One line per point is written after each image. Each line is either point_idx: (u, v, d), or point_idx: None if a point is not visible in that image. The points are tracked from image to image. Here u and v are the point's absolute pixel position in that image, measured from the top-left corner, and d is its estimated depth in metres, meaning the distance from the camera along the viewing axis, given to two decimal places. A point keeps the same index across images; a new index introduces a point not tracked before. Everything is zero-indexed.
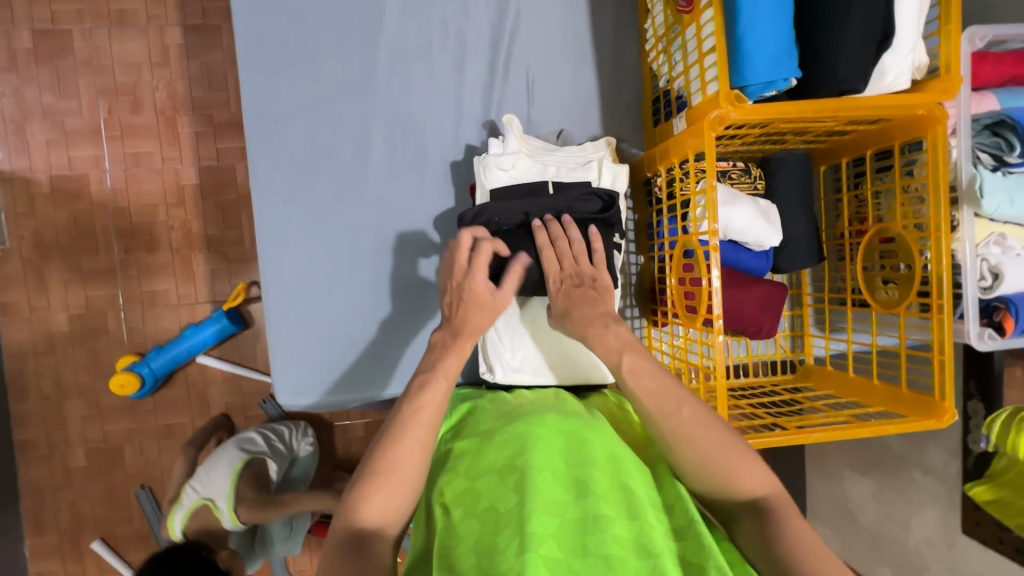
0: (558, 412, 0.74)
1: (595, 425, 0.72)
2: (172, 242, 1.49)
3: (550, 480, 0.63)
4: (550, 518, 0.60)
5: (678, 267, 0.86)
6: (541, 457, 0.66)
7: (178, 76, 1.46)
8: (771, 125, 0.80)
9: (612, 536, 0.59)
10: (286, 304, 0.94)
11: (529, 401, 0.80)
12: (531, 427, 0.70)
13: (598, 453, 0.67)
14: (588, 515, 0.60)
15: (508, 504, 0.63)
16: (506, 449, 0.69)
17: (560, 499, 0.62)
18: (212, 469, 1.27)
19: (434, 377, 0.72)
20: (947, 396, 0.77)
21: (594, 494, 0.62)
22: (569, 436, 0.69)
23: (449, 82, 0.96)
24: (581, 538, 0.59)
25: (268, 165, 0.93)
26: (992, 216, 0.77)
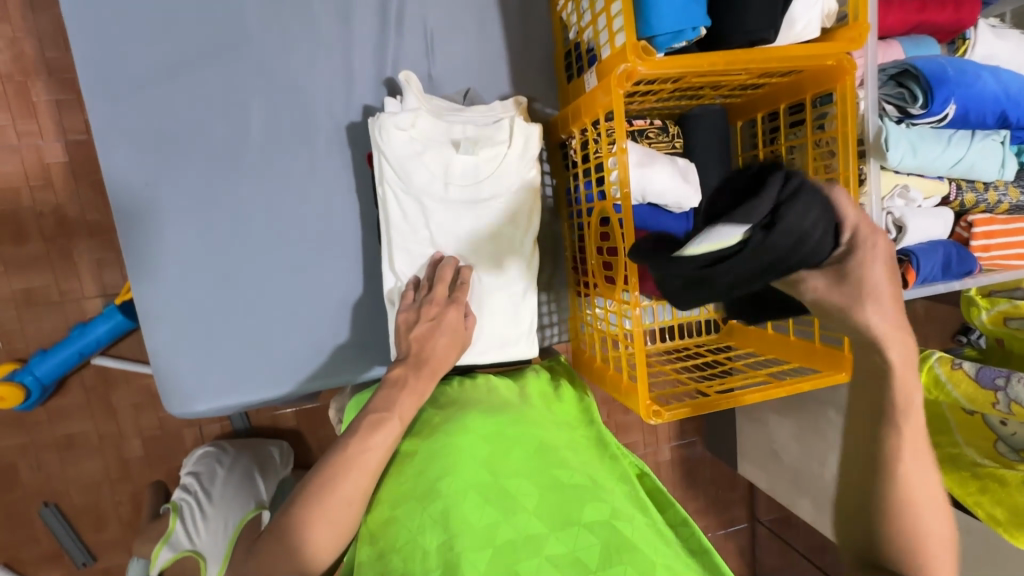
0: (484, 411, 0.71)
1: (529, 424, 0.72)
2: (44, 230, 1.27)
3: (475, 502, 0.60)
4: (479, 549, 0.57)
5: (595, 234, 0.81)
6: (465, 479, 0.62)
7: (24, 32, 1.21)
8: (683, 80, 0.75)
9: (545, 556, 0.57)
10: (165, 304, 0.83)
11: (460, 394, 0.77)
12: (450, 437, 0.67)
13: (522, 456, 0.66)
14: (519, 537, 0.58)
15: (434, 542, 0.58)
16: (429, 471, 0.64)
17: (488, 523, 0.59)
18: (215, 515, 1.13)
19: (386, 417, 0.68)
20: (855, 348, 0.79)
21: (521, 511, 0.60)
22: (497, 444, 0.67)
23: (336, 36, 0.84)
24: (512, 564, 0.56)
25: (124, 141, 0.79)
26: (896, 168, 0.77)
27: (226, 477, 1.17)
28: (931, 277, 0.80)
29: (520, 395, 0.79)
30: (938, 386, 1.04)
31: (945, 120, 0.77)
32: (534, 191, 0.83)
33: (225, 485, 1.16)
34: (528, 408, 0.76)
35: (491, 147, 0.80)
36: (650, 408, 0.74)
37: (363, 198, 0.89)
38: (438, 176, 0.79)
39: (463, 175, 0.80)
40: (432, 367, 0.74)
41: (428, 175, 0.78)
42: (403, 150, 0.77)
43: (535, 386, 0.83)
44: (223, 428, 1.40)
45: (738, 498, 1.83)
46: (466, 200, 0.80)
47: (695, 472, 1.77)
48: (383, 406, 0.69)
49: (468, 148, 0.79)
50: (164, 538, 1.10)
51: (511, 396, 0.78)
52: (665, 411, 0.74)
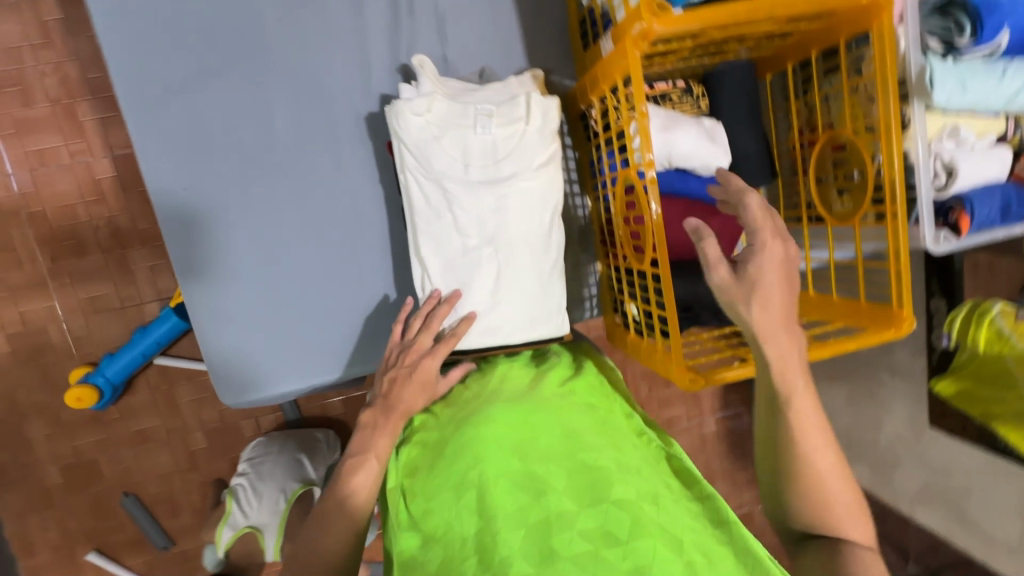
0: (507, 400, 0.70)
1: (552, 411, 0.69)
2: (102, 242, 1.36)
3: (505, 488, 0.61)
4: (514, 529, 0.58)
5: (621, 204, 0.80)
6: (493, 468, 0.62)
7: (67, 56, 1.29)
8: (703, 35, 0.72)
9: (579, 531, 0.57)
10: (211, 301, 0.87)
11: (491, 387, 0.75)
12: (474, 426, 0.66)
13: (550, 440, 0.66)
14: (552, 515, 0.59)
15: (471, 528, 0.60)
16: (457, 461, 0.64)
17: (520, 506, 0.60)
18: (266, 494, 1.22)
19: (365, 458, 0.71)
20: (905, 304, 0.75)
21: (551, 491, 0.60)
22: (523, 430, 0.66)
23: (349, 26, 0.85)
24: (547, 544, 0.57)
25: (160, 150, 0.82)
26: (944, 108, 0.71)
27: (274, 460, 1.25)
28: (990, 221, 0.74)
29: (533, 376, 0.77)
30: (1000, 339, 1.01)
31: (998, 50, 0.71)
32: (555, 165, 0.82)
33: (273, 469, 1.24)
34: (546, 390, 0.73)
35: (509, 124, 0.80)
36: (687, 375, 0.72)
37: (388, 187, 0.90)
38: (458, 160, 0.79)
39: (482, 156, 0.80)
40: (403, 411, 0.73)
41: (448, 159, 0.79)
42: (422, 135, 0.78)
43: (554, 371, 0.78)
44: (278, 419, 1.47)
45: None
46: (487, 180, 0.80)
47: (743, 444, 1.74)
48: (358, 448, 0.72)
49: (485, 128, 0.79)
50: (225, 518, 1.21)
51: (532, 383, 0.75)
52: (701, 377, 0.73)
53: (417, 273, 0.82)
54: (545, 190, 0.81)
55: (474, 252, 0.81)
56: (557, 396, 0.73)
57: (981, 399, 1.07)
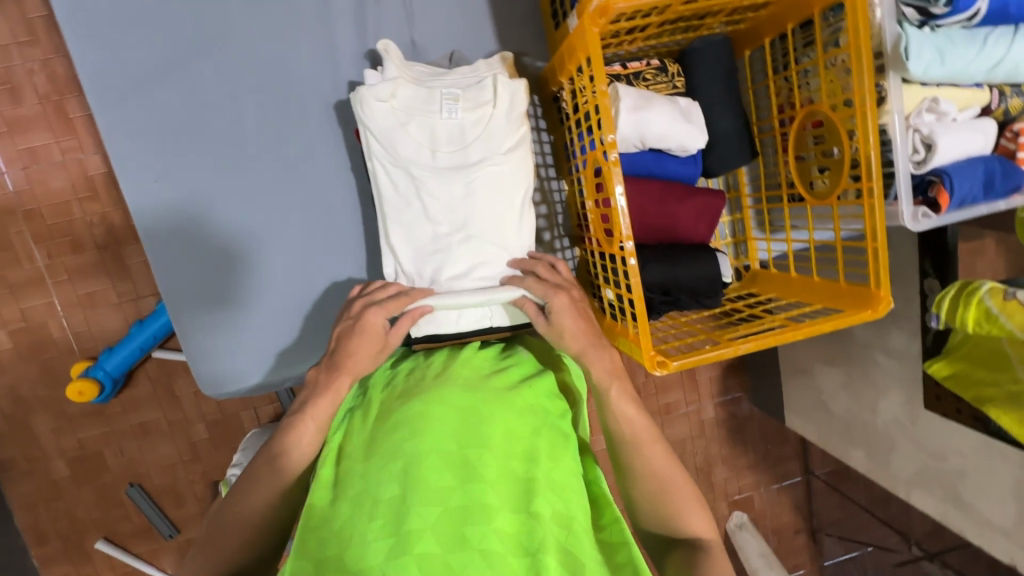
0: (461, 386, 0.68)
1: (505, 405, 0.66)
2: (96, 238, 1.38)
3: (435, 465, 0.59)
4: (431, 508, 0.57)
5: (591, 187, 0.78)
6: (429, 445, 0.60)
7: (53, 53, 1.29)
8: (668, 10, 0.69)
9: (494, 528, 0.57)
10: (189, 293, 0.87)
11: (444, 369, 0.72)
12: (421, 406, 0.64)
13: (495, 429, 0.63)
14: (472, 506, 0.58)
15: (387, 494, 0.58)
16: (393, 433, 0.62)
17: (445, 487, 0.58)
18: None
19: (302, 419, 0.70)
20: (881, 284, 0.73)
21: (480, 482, 0.59)
22: (468, 415, 0.64)
23: (317, 14, 0.84)
24: (461, 530, 0.56)
25: (133, 144, 0.82)
26: (921, 80, 0.69)
27: None
28: (971, 197, 0.72)
29: (496, 363, 0.75)
30: (989, 318, 0.97)
31: (978, 16, 0.69)
32: (524, 148, 0.81)
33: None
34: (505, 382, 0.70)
35: (475, 105, 0.80)
36: (654, 359, 0.72)
37: (361, 177, 0.90)
38: (426, 146, 0.79)
39: (450, 140, 0.80)
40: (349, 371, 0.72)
41: (415, 144, 0.79)
42: (388, 121, 0.78)
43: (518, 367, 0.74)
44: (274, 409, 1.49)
45: (791, 452, 1.77)
46: (454, 166, 0.80)
47: (743, 429, 1.73)
48: (297, 410, 0.70)
49: (452, 112, 0.79)
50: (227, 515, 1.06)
51: (490, 372, 0.72)
52: (670, 361, 0.72)
53: (389, 268, 0.82)
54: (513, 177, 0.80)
55: (443, 239, 0.80)
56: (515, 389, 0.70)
57: (975, 381, 1.07)
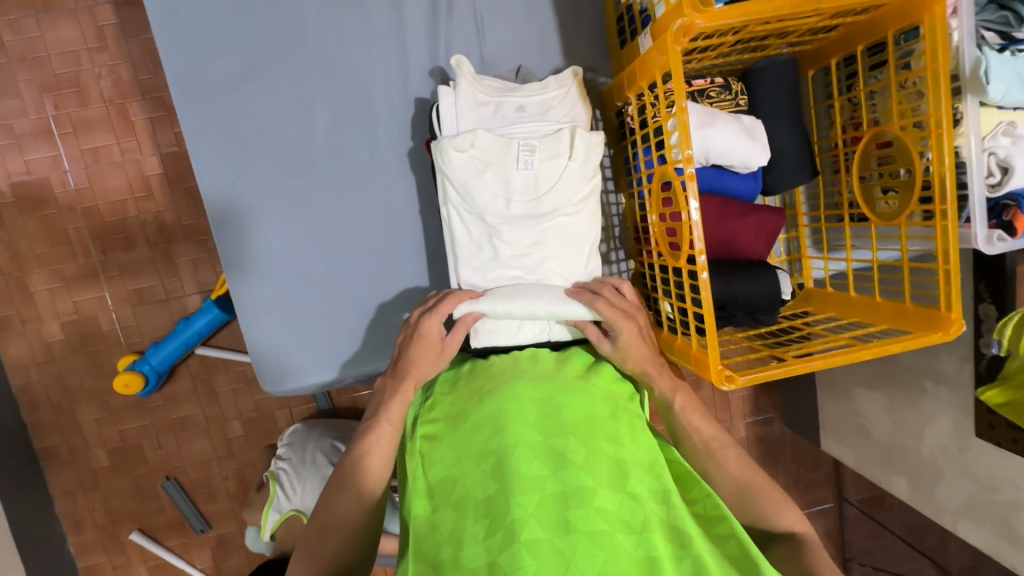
0: (532, 379, 0.73)
1: (578, 395, 0.72)
2: (149, 236, 1.42)
3: (526, 456, 0.64)
4: (530, 494, 0.61)
5: (657, 201, 0.79)
6: (515, 435, 0.66)
7: (120, 59, 1.36)
8: (744, 30, 0.71)
9: (596, 509, 0.61)
10: (258, 296, 0.90)
11: (504, 366, 0.78)
12: (500, 401, 0.70)
13: (575, 420, 0.68)
14: (569, 490, 0.62)
15: (486, 488, 0.64)
16: (478, 431, 0.68)
17: (539, 475, 0.63)
18: (308, 478, 1.22)
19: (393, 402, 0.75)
20: (953, 307, 0.72)
21: (572, 467, 0.63)
22: (546, 409, 0.69)
23: (390, 27, 0.87)
24: (564, 514, 0.60)
25: (210, 147, 0.86)
26: (1000, 103, 0.69)
27: (314, 445, 1.27)
28: None
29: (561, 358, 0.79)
30: None
31: None
32: (592, 202, 0.83)
33: (312, 453, 1.26)
34: (574, 375, 0.75)
35: (550, 158, 0.80)
36: (723, 373, 0.72)
37: (423, 184, 0.92)
38: (500, 195, 0.80)
39: (523, 191, 0.80)
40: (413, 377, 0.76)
41: (489, 195, 0.80)
42: (466, 172, 0.79)
43: (579, 356, 0.80)
44: (310, 410, 1.52)
45: (823, 476, 1.74)
46: (527, 215, 0.81)
47: (774, 450, 1.70)
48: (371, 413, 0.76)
49: (527, 164, 0.80)
50: (270, 502, 1.22)
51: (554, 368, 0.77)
52: (738, 375, 0.72)
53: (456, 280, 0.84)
54: (576, 182, 0.81)
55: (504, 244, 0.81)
56: (579, 383, 0.74)
57: None
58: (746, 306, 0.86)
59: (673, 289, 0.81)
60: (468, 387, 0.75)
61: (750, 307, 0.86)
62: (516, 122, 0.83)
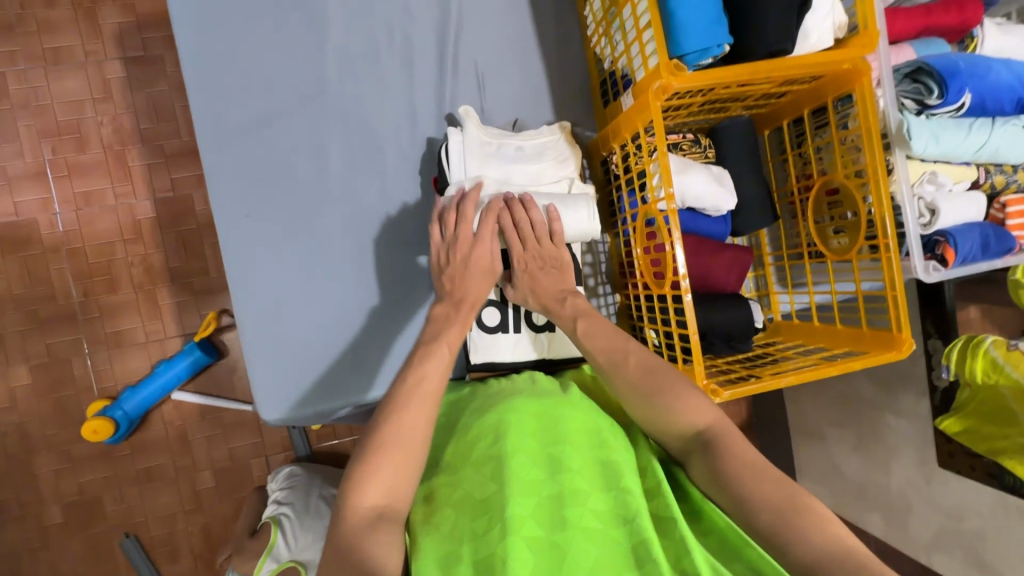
0: (531, 395, 0.77)
1: (577, 406, 0.76)
2: (134, 279, 1.44)
3: (525, 462, 0.68)
4: (529, 497, 0.64)
5: (642, 236, 0.88)
6: (514, 445, 0.69)
7: (124, 109, 1.43)
8: (712, 92, 0.84)
9: (588, 508, 0.64)
10: (261, 323, 0.93)
11: (505, 387, 0.83)
12: (502, 412, 0.74)
13: (572, 429, 0.72)
14: (565, 492, 0.65)
15: (487, 492, 0.66)
16: (480, 441, 0.72)
17: (536, 480, 0.67)
18: (311, 526, 1.17)
19: (438, 349, 0.73)
20: (903, 327, 0.82)
21: (568, 472, 0.67)
22: (543, 421, 0.73)
23: (401, 84, 0.98)
24: (560, 514, 0.63)
25: (224, 185, 0.92)
26: (922, 156, 0.82)
27: (319, 493, 1.23)
28: (972, 255, 0.83)
29: (560, 385, 0.83)
30: (997, 369, 1.10)
31: (963, 108, 0.82)
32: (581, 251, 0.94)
33: (318, 504, 1.21)
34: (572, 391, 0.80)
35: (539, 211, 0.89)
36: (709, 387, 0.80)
37: (426, 224, 0.99)
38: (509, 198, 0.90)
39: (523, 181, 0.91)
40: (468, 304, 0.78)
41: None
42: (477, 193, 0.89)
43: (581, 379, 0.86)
44: (286, 456, 1.48)
45: None
46: None
47: None
48: (430, 339, 0.74)
49: None
50: (268, 549, 1.14)
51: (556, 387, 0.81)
52: (722, 389, 0.80)
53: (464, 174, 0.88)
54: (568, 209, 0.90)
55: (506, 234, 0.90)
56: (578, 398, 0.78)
57: (986, 436, 1.12)
58: (725, 335, 0.94)
59: (658, 315, 0.89)
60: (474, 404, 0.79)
61: (728, 335, 0.94)
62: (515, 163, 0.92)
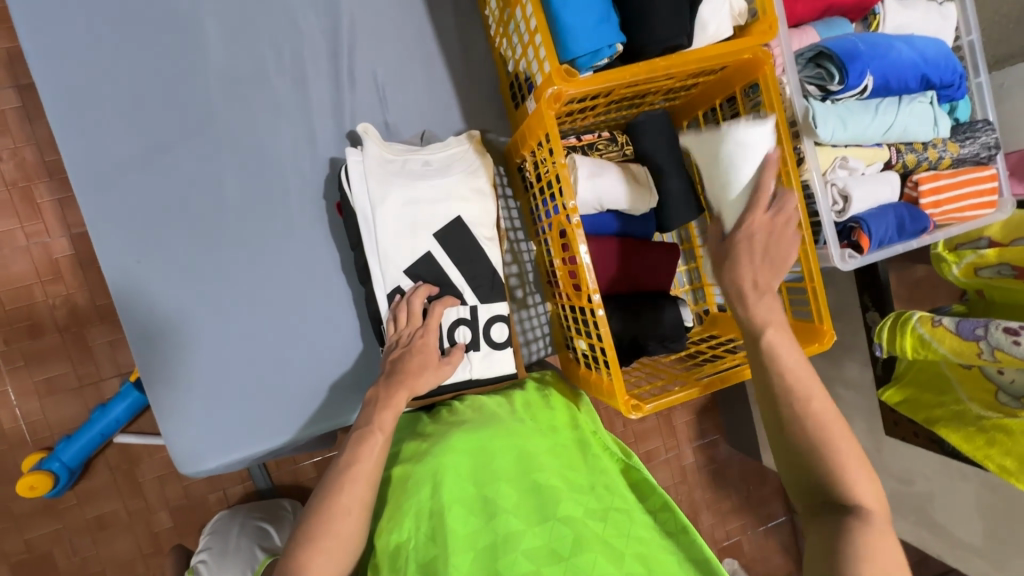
0: (467, 429, 0.76)
1: (513, 435, 0.77)
2: (58, 321, 1.29)
3: (460, 510, 0.70)
4: (464, 552, 0.67)
5: (557, 246, 0.85)
6: (450, 492, 0.71)
7: (24, 142, 1.27)
8: (613, 93, 0.80)
9: (522, 549, 0.67)
10: (178, 373, 0.88)
11: (440, 425, 0.80)
12: (436, 455, 0.73)
13: (504, 464, 0.74)
14: (500, 536, 0.68)
15: (429, 550, 0.68)
16: (414, 491, 0.72)
17: (471, 528, 0.69)
18: (229, 566, 1.12)
19: (370, 432, 0.73)
20: (824, 319, 0.81)
21: (502, 514, 0.70)
22: (477, 457, 0.74)
23: (295, 102, 0.91)
24: (494, 562, 0.67)
25: (111, 226, 0.85)
26: (831, 142, 0.81)
27: (238, 530, 1.18)
28: (887, 238, 0.82)
29: (496, 409, 0.81)
30: (925, 346, 1.04)
31: (867, 91, 0.80)
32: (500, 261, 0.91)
33: (237, 543, 1.15)
34: (509, 419, 0.80)
35: (468, 271, 0.88)
36: (630, 403, 0.77)
37: (342, 246, 0.94)
38: (413, 213, 0.86)
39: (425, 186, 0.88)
40: (408, 386, 0.78)
41: (398, 263, 0.86)
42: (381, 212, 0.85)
43: (520, 400, 0.85)
44: (245, 488, 1.36)
45: (772, 492, 1.78)
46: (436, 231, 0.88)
47: (723, 473, 1.73)
48: (364, 422, 0.74)
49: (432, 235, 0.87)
50: None
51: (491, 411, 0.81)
52: (643, 404, 0.77)
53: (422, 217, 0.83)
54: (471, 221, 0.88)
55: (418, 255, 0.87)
56: (509, 430, 0.78)
57: (925, 403, 1.13)
58: (659, 338, 0.92)
59: (582, 326, 0.87)
60: (411, 448, 0.77)
61: (659, 338, 0.92)
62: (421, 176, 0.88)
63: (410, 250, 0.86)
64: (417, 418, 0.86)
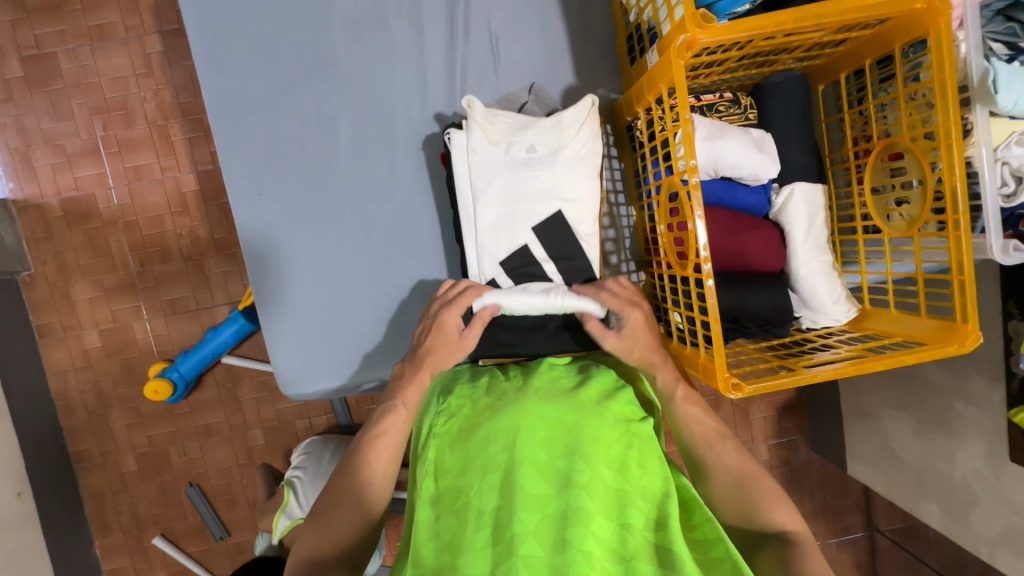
0: (546, 398, 0.73)
1: (591, 415, 0.71)
2: (183, 249, 1.43)
3: (533, 473, 0.66)
4: (532, 516, 0.63)
5: (665, 211, 0.81)
6: (525, 455, 0.67)
7: (164, 84, 1.39)
8: (750, 45, 0.74)
9: (591, 531, 0.61)
10: (286, 301, 0.94)
11: (516, 385, 0.78)
12: (514, 417, 0.70)
13: (586, 441, 0.68)
14: (570, 509, 0.63)
15: (493, 507, 0.65)
16: (485, 446, 0.70)
17: (541, 493, 0.65)
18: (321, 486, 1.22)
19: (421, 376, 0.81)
20: (969, 318, 0.72)
21: (576, 488, 0.64)
22: (555, 429, 0.69)
23: (410, 49, 0.92)
24: (562, 533, 0.61)
25: (239, 159, 0.92)
26: (1011, 113, 0.70)
27: (331, 458, 1.27)
28: None
29: (573, 378, 0.80)
30: None
31: None
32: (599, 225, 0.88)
33: (329, 470, 1.25)
34: (584, 397, 0.74)
35: (561, 239, 0.86)
36: (729, 381, 0.73)
37: (441, 195, 0.95)
38: (516, 165, 0.86)
39: (523, 147, 0.86)
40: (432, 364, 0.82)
41: (493, 215, 0.85)
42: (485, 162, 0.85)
43: (599, 379, 0.79)
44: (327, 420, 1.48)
45: (853, 504, 1.64)
46: (540, 187, 0.86)
47: (799, 475, 1.62)
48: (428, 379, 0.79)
49: (537, 188, 0.86)
50: (282, 508, 1.21)
51: (571, 388, 0.76)
52: (745, 384, 0.72)
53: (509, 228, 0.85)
54: (573, 178, 0.85)
55: (514, 210, 0.86)
56: (587, 407, 0.72)
57: None
58: (762, 321, 0.85)
59: (682, 298, 0.82)
60: (488, 405, 0.75)
61: (764, 318, 0.84)
62: (528, 130, 0.86)
63: (510, 203, 0.86)
64: (497, 369, 0.86)
